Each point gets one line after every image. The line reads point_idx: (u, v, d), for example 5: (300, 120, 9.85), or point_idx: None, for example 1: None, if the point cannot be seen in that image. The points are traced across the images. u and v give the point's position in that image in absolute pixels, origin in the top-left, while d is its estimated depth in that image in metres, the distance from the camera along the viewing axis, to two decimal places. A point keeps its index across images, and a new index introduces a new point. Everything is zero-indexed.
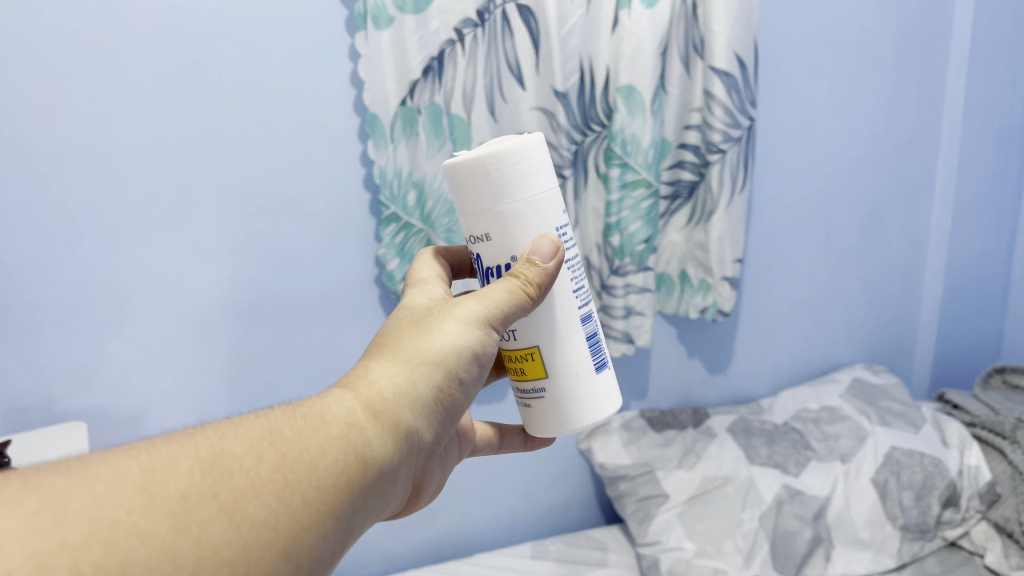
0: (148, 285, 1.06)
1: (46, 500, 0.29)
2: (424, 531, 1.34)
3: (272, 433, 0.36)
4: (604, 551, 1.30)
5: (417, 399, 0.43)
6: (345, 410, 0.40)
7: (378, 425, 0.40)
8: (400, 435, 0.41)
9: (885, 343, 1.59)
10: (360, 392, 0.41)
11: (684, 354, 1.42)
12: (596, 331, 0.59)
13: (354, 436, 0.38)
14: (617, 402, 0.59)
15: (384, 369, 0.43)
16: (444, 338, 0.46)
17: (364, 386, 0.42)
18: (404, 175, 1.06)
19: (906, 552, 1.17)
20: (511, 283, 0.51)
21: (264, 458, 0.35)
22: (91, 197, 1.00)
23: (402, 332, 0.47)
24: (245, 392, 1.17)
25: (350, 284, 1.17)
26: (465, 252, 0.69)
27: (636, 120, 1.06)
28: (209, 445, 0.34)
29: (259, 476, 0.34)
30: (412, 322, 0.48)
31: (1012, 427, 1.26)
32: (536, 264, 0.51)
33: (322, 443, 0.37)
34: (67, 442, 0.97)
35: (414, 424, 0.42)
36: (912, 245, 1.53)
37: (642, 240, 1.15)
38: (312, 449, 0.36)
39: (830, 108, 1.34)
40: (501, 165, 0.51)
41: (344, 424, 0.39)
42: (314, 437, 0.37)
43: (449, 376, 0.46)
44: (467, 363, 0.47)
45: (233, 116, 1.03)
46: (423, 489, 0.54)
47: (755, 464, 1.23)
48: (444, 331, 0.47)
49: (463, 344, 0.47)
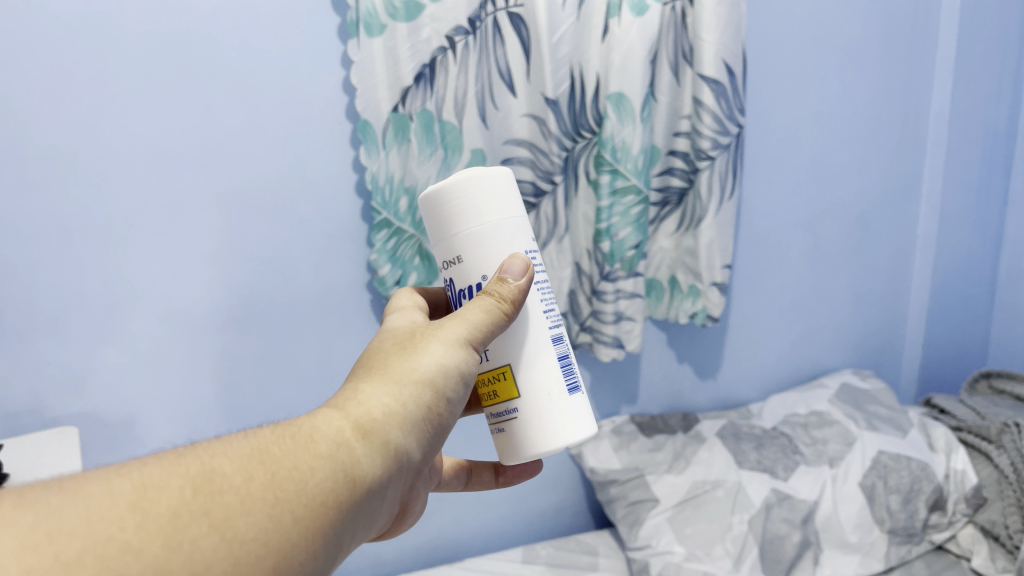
0: (140, 291, 1.06)
1: (41, 516, 0.29)
2: (416, 537, 1.34)
3: (263, 451, 0.37)
4: (595, 556, 1.30)
5: (406, 418, 0.44)
6: (335, 431, 0.40)
7: (367, 445, 0.40)
8: (389, 454, 0.42)
9: (872, 347, 1.60)
10: (349, 413, 0.42)
11: (673, 359, 1.43)
12: (567, 353, 0.59)
13: (342, 455, 0.39)
14: (592, 427, 0.59)
15: (373, 391, 0.44)
16: (430, 360, 0.47)
17: (352, 406, 0.42)
18: (396, 181, 1.06)
19: (894, 555, 1.19)
20: (490, 301, 0.51)
21: (254, 475, 0.35)
22: (84, 204, 1.00)
23: (387, 354, 0.48)
24: (235, 396, 1.16)
25: (341, 288, 1.17)
26: (442, 294, 0.70)
27: (625, 127, 1.08)
28: (200, 462, 0.35)
29: (251, 493, 0.34)
30: (397, 344, 0.49)
31: (997, 432, 1.27)
32: (508, 282, 0.52)
33: (310, 461, 0.37)
34: (59, 448, 0.96)
35: (403, 443, 0.43)
36: (899, 250, 1.54)
37: (632, 246, 1.16)
38: (302, 466, 0.37)
39: (817, 115, 1.36)
40: (467, 190, 0.54)
41: (335, 442, 0.39)
42: (303, 455, 0.38)
43: (435, 396, 0.46)
44: (452, 382, 0.48)
45: (227, 121, 1.03)
46: (409, 510, 0.55)
47: (745, 468, 1.24)
48: (430, 353, 0.47)
49: (447, 363, 0.48)
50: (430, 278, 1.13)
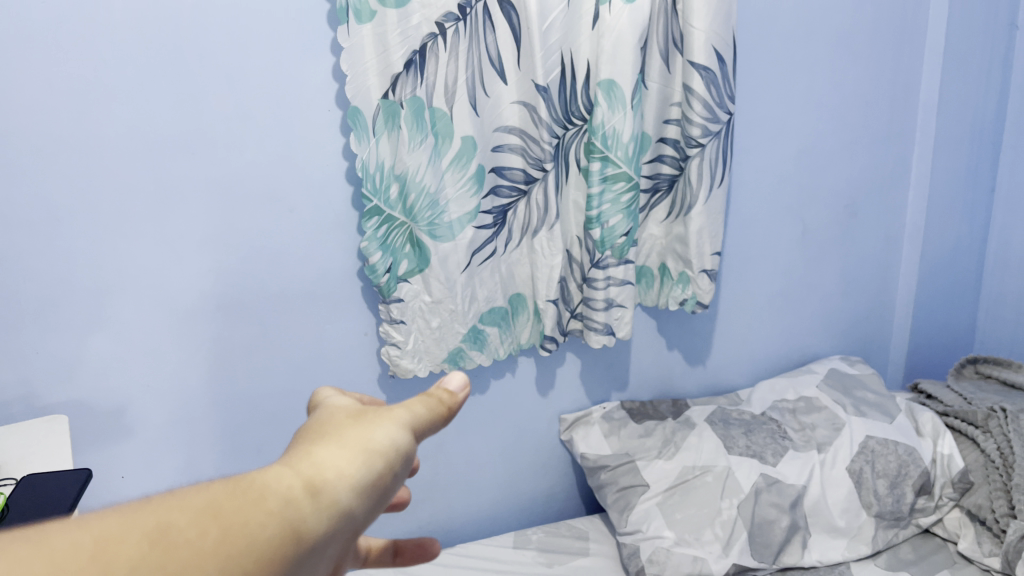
0: (129, 279, 1.06)
1: None
2: (408, 523, 1.34)
3: (213, 502, 0.30)
4: (586, 542, 1.32)
5: (357, 487, 0.35)
6: (285, 490, 0.33)
7: (318, 506, 0.33)
8: (339, 522, 0.34)
9: (860, 333, 1.61)
10: (298, 469, 0.34)
11: (664, 346, 1.43)
12: None
13: (293, 512, 0.32)
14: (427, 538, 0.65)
15: (323, 452, 0.36)
16: (382, 433, 0.38)
17: (303, 463, 0.35)
18: (386, 168, 1.05)
19: (880, 539, 1.21)
20: (435, 400, 0.43)
21: (205, 528, 0.28)
22: (72, 192, 1.00)
23: (330, 425, 0.39)
24: (226, 383, 1.16)
25: (332, 275, 1.17)
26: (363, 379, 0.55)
27: (616, 115, 1.09)
28: (143, 514, 0.28)
29: (202, 549, 0.28)
30: (341, 417, 0.40)
31: (984, 417, 1.28)
32: (447, 391, 0.43)
33: (264, 518, 0.31)
34: (48, 437, 0.96)
35: (353, 515, 0.35)
36: (887, 237, 1.55)
37: (622, 234, 1.16)
38: (252, 522, 0.30)
39: (807, 102, 1.37)
40: None
41: (289, 498, 0.32)
42: (254, 511, 0.30)
43: (391, 476, 0.38)
44: (403, 463, 0.39)
45: (217, 109, 1.03)
46: None
47: (734, 453, 1.25)
48: (383, 426, 0.39)
49: (398, 443, 0.39)
50: (421, 265, 1.12)
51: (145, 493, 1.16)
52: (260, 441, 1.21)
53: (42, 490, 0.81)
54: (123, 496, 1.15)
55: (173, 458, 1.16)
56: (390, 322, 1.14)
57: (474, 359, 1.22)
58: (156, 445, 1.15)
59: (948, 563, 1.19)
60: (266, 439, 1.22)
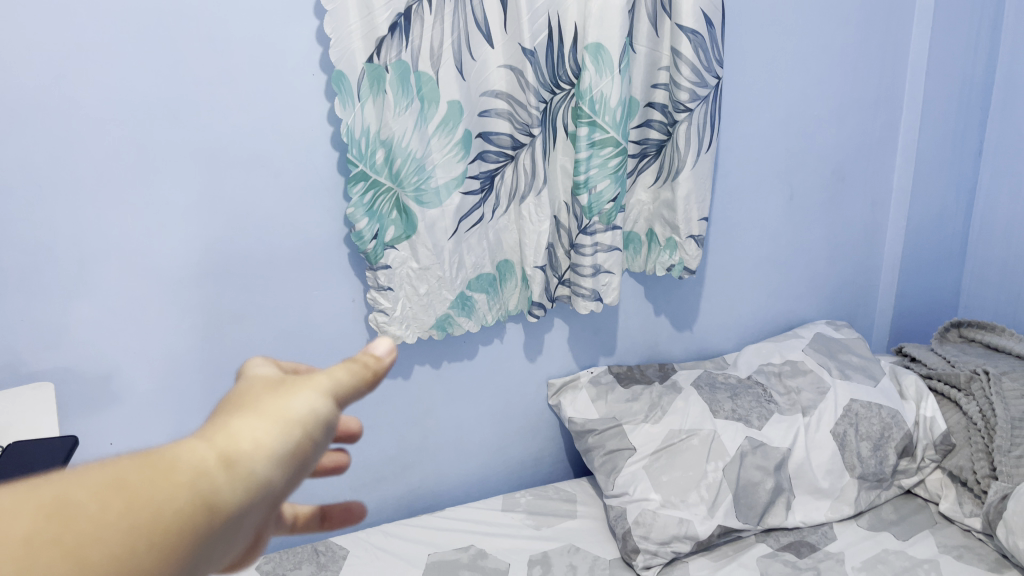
0: (113, 247, 1.05)
1: None
2: (398, 487, 1.35)
3: (115, 474, 0.26)
4: (573, 504, 1.34)
5: (273, 459, 0.30)
6: (195, 462, 0.28)
7: (229, 483, 0.28)
8: (250, 502, 0.29)
9: (846, 298, 1.62)
10: (206, 443, 0.29)
11: (651, 311, 1.44)
12: None
13: (200, 489, 0.27)
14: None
15: (238, 420, 0.31)
16: (302, 401, 0.33)
17: (217, 432, 0.30)
18: (372, 133, 1.04)
19: (863, 500, 1.25)
20: (360, 365, 0.36)
21: (105, 500, 0.24)
22: (52, 158, 0.98)
23: (246, 391, 0.33)
24: (213, 351, 1.16)
25: (318, 242, 1.17)
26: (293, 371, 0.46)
27: (604, 79, 1.08)
28: (34, 486, 0.24)
29: (101, 524, 0.24)
30: (261, 382, 0.34)
31: (967, 379, 1.29)
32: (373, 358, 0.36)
33: (163, 499, 0.26)
34: (35, 404, 0.96)
35: (265, 492, 0.30)
36: (873, 202, 1.56)
37: (610, 199, 1.15)
38: (153, 501, 0.26)
39: (795, 67, 1.36)
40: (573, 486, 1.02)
41: (202, 471, 0.28)
42: (154, 490, 0.26)
43: (310, 450, 0.33)
44: (326, 432, 0.34)
45: (198, 74, 1.02)
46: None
47: (720, 417, 1.27)
48: (305, 392, 0.33)
49: (322, 408, 0.33)
50: (408, 232, 1.12)
51: None
52: None
53: (27, 457, 0.81)
54: None
55: (161, 424, 1.16)
56: (377, 289, 1.14)
57: (462, 325, 1.22)
58: (144, 412, 1.15)
59: (930, 523, 1.23)
60: None
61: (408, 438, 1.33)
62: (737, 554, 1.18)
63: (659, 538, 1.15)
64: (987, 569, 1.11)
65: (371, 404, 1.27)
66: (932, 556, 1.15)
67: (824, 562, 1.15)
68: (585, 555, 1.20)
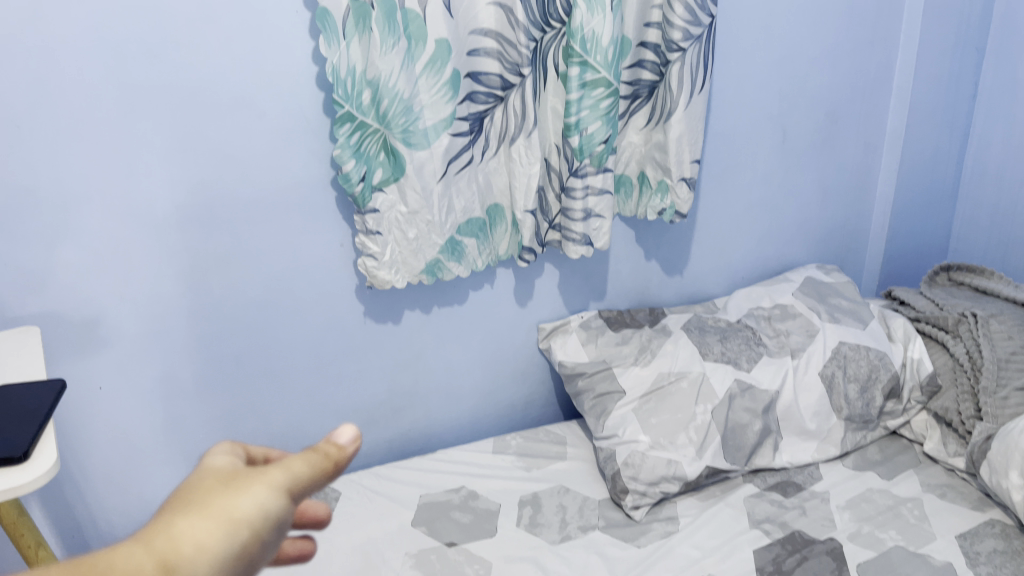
0: (94, 185, 1.03)
1: None
2: (389, 431, 1.36)
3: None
4: (563, 446, 1.36)
5: (215, 559, 0.33)
6: (133, 567, 0.30)
7: None
8: None
9: (837, 243, 1.62)
10: (150, 544, 0.32)
11: (642, 256, 1.43)
12: None
13: None
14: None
15: (182, 521, 0.34)
16: (251, 499, 0.35)
17: (159, 533, 0.33)
18: (358, 73, 1.01)
19: (850, 441, 1.27)
20: (318, 454, 0.40)
21: None
22: (27, 94, 0.95)
23: (200, 489, 0.36)
24: (199, 294, 1.13)
25: (306, 185, 1.14)
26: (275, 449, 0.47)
27: (596, 17, 1.05)
28: None
29: None
30: (218, 477, 0.37)
31: (955, 322, 1.31)
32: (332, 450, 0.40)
33: None
34: (23, 347, 0.95)
35: None
36: (867, 145, 1.54)
37: (601, 141, 1.14)
38: None
39: (791, 6, 1.33)
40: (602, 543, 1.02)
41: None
42: None
43: (257, 548, 0.35)
44: (274, 531, 0.36)
45: (178, 9, 0.98)
46: None
47: (709, 359, 1.27)
48: (255, 488, 0.36)
49: (272, 510, 0.36)
50: (396, 174, 1.10)
51: (123, 406, 1.14)
52: (237, 352, 1.18)
53: (17, 400, 0.81)
54: (101, 407, 1.13)
55: (149, 371, 1.14)
56: (366, 233, 1.13)
57: (452, 270, 1.22)
58: (133, 356, 1.12)
59: (915, 463, 1.26)
60: (243, 350, 1.19)
61: (399, 383, 1.33)
62: (725, 494, 1.21)
63: (648, 479, 1.17)
64: (970, 507, 1.14)
65: (361, 347, 1.27)
66: (917, 494, 1.18)
67: (809, 501, 1.18)
68: (574, 496, 1.23)
